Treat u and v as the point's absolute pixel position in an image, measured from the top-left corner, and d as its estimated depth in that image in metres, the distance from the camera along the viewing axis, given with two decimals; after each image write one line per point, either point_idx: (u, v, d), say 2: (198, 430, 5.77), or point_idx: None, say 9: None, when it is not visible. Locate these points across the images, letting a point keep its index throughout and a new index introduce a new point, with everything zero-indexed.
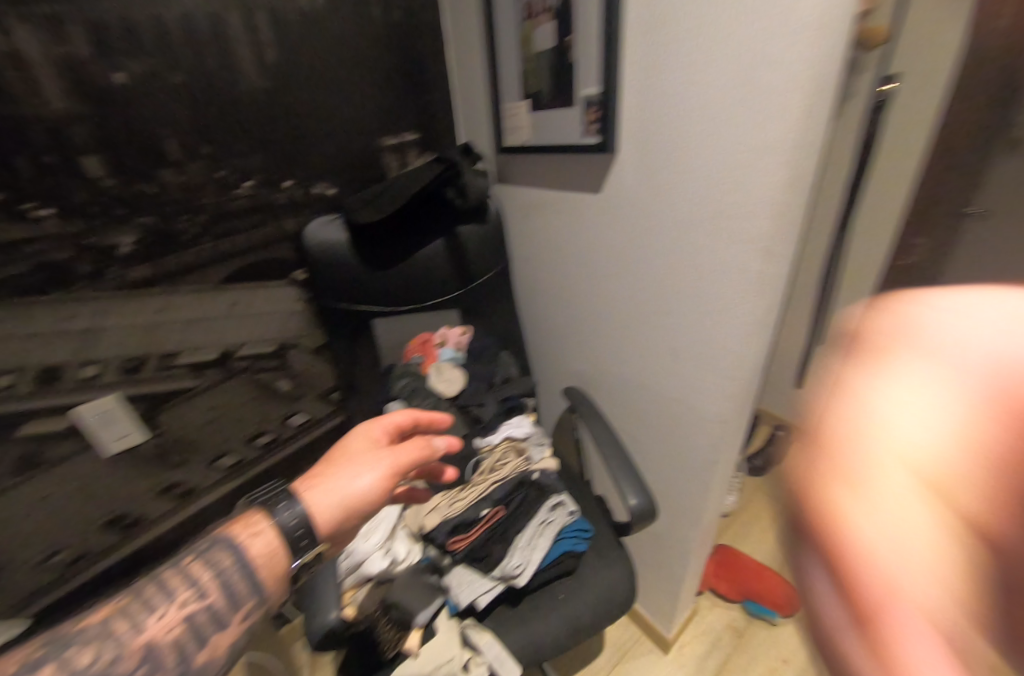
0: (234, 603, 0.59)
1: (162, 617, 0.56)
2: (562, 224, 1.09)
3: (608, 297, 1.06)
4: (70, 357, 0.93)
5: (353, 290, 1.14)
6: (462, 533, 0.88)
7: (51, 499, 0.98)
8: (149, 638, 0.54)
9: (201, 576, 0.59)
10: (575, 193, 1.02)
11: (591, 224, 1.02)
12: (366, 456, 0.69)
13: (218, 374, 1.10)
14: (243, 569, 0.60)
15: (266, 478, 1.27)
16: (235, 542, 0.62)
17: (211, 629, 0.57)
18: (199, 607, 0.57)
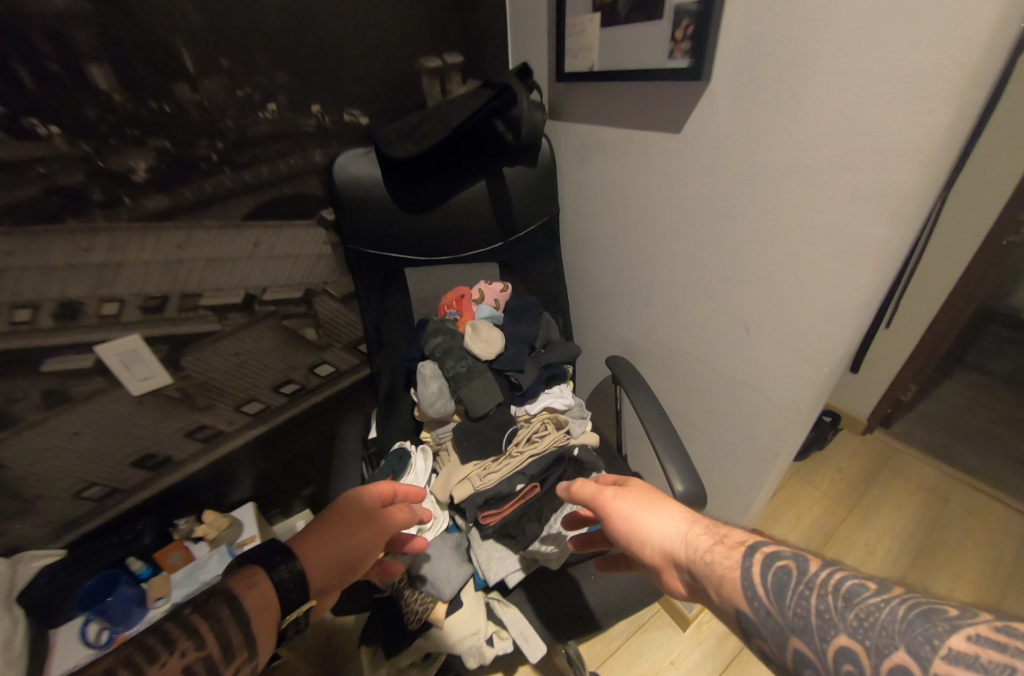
0: (229, 655, 0.56)
1: (162, 665, 0.53)
2: (628, 168, 0.94)
3: (672, 257, 0.93)
4: (89, 294, 0.88)
5: (386, 236, 1.05)
6: (494, 509, 0.83)
7: (82, 434, 0.97)
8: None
9: (201, 625, 0.57)
10: (647, 130, 0.86)
11: (664, 169, 0.87)
12: (358, 513, 0.71)
13: (241, 318, 1.04)
14: (240, 620, 0.58)
15: (292, 426, 1.25)
16: (234, 593, 0.61)
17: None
18: (197, 658, 0.55)
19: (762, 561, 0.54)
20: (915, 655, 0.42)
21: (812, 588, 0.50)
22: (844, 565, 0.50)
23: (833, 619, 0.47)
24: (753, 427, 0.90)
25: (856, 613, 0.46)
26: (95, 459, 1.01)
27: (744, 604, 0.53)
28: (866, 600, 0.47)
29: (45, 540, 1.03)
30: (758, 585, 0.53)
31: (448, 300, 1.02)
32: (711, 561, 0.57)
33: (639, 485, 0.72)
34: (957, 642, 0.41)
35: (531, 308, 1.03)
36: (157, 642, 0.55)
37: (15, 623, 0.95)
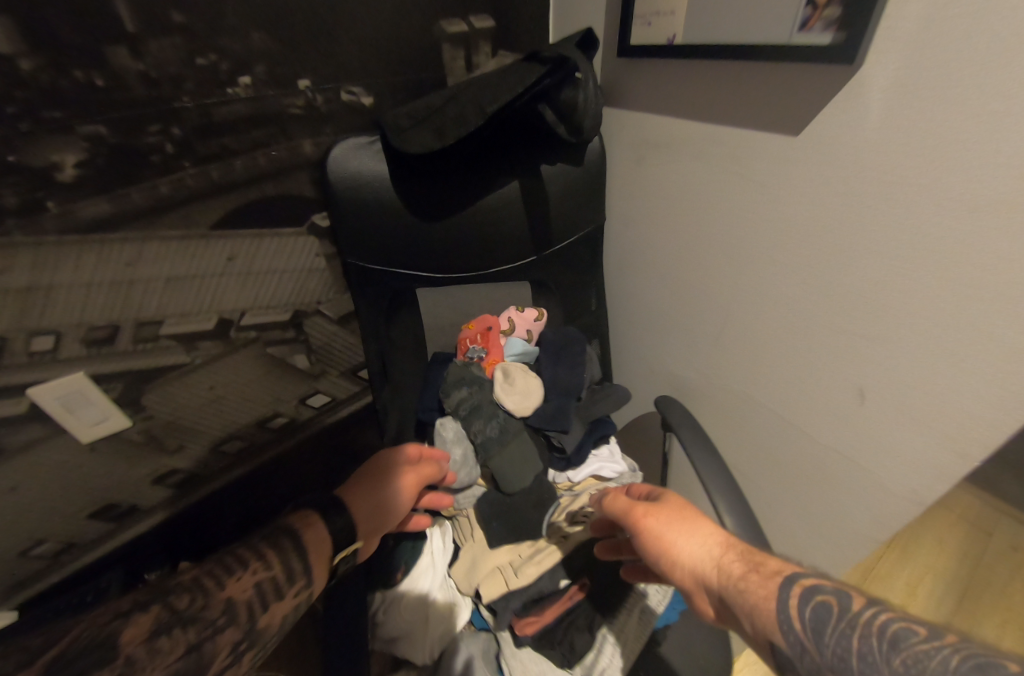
0: (290, 579, 0.56)
1: (239, 579, 0.54)
2: (715, 173, 0.74)
3: (759, 290, 0.75)
4: (13, 327, 0.67)
5: (394, 250, 0.85)
6: (534, 614, 0.67)
7: (22, 491, 0.77)
8: (223, 604, 0.51)
9: (266, 552, 0.57)
10: (753, 131, 0.66)
11: (771, 184, 0.67)
12: (391, 468, 0.71)
13: (216, 347, 0.84)
14: (300, 553, 0.59)
15: (281, 462, 1.07)
16: (293, 527, 0.61)
17: (270, 604, 0.53)
18: (265, 576, 0.55)
19: (800, 595, 0.43)
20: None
21: (853, 627, 0.39)
22: (893, 609, 0.39)
23: (877, 664, 0.36)
24: (849, 506, 0.73)
25: (904, 661, 0.35)
26: (43, 517, 0.82)
27: (780, 640, 0.43)
28: (912, 646, 0.36)
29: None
30: (795, 620, 0.42)
31: (470, 331, 0.83)
32: (749, 590, 0.47)
33: (672, 498, 0.62)
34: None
35: (576, 343, 0.84)
36: (223, 566, 0.55)
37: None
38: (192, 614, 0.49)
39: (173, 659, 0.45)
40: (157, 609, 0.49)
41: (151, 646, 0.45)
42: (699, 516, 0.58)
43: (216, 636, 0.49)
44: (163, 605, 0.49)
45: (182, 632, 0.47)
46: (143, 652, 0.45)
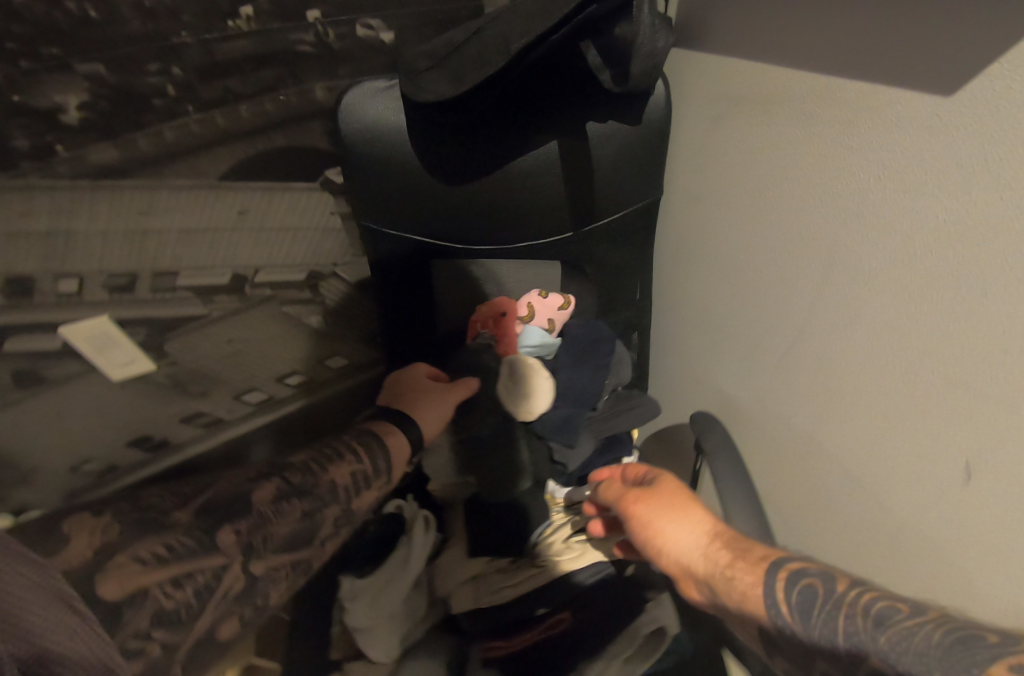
0: (376, 475, 0.62)
1: (340, 468, 0.60)
2: (825, 142, 0.56)
3: (854, 303, 0.58)
4: (40, 268, 0.69)
5: (411, 216, 0.76)
6: (504, 637, 0.62)
7: (69, 416, 0.84)
8: (328, 485, 0.58)
9: (360, 447, 0.63)
10: (893, 90, 0.47)
11: (908, 168, 0.48)
12: (436, 385, 0.71)
13: (232, 302, 0.84)
14: (386, 456, 0.63)
15: (302, 418, 1.09)
16: (379, 430, 0.65)
17: (361, 494, 0.60)
18: (358, 470, 0.61)
19: (786, 582, 0.43)
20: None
21: (838, 606, 0.39)
22: (880, 591, 0.40)
23: (865, 643, 0.36)
24: (918, 590, 0.57)
25: (889, 636, 0.35)
26: (89, 440, 0.89)
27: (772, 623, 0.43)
28: (894, 626, 0.35)
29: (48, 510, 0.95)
30: (783, 604, 0.42)
31: (485, 311, 0.74)
32: (735, 574, 0.47)
33: (664, 478, 0.60)
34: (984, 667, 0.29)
35: (609, 342, 0.75)
36: (325, 453, 0.62)
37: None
38: (304, 489, 0.57)
39: (290, 522, 0.55)
40: (275, 483, 0.56)
41: (274, 510, 0.54)
42: (691, 497, 0.57)
43: (320, 512, 0.57)
44: (282, 479, 0.57)
45: (297, 504, 0.56)
46: (268, 514, 0.54)
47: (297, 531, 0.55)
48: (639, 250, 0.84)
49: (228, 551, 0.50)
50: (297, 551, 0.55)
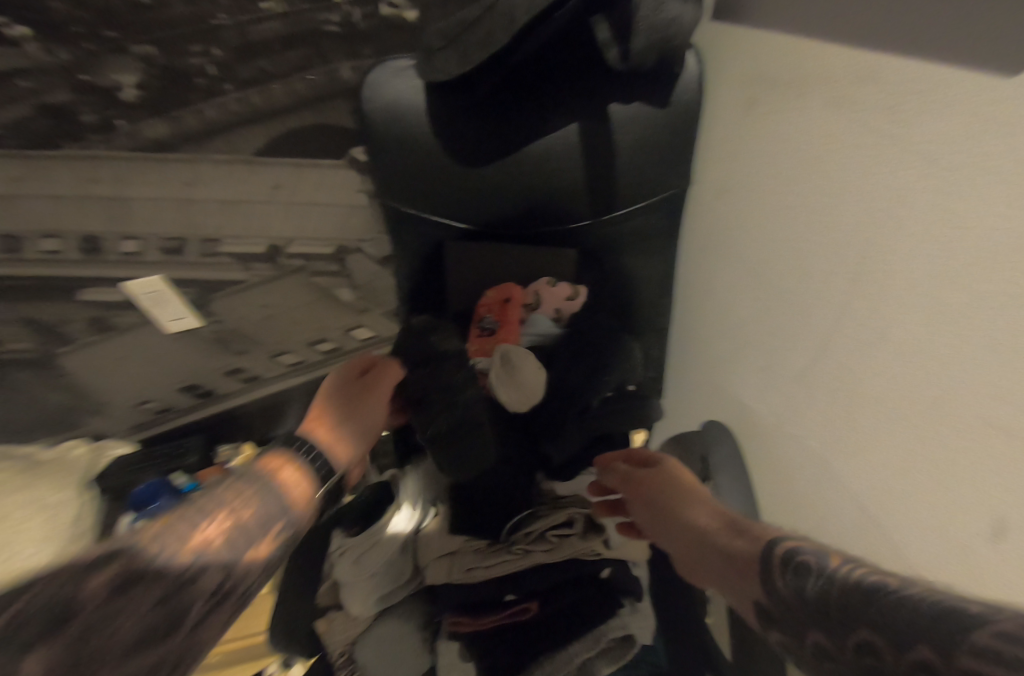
0: (264, 531, 0.50)
1: (206, 525, 0.47)
2: (865, 127, 0.49)
3: (883, 314, 0.50)
4: (108, 230, 0.79)
5: (427, 197, 0.76)
6: (469, 615, 0.63)
7: (133, 358, 1.00)
8: (194, 558, 0.44)
9: (235, 503, 0.51)
10: (932, 62, 0.41)
11: (938, 161, 0.42)
12: (354, 384, 0.75)
13: (267, 270, 0.90)
14: (268, 509, 0.52)
15: (331, 382, 1.16)
16: (252, 483, 0.55)
17: (244, 559, 0.47)
18: (234, 522, 0.49)
19: (782, 559, 0.43)
20: (940, 655, 0.27)
21: (830, 577, 0.37)
22: (877, 568, 0.37)
23: (853, 617, 0.34)
24: None
25: (873, 606, 0.33)
26: (148, 381, 1.06)
27: (770, 600, 0.42)
28: (886, 592, 0.33)
29: (121, 435, 1.19)
30: (780, 580, 0.42)
31: (491, 297, 0.76)
32: (737, 558, 0.48)
33: (680, 481, 0.64)
34: (975, 637, 0.26)
35: (616, 339, 0.76)
36: (192, 511, 0.48)
37: (88, 503, 1.11)
38: (156, 572, 0.41)
39: (140, 615, 0.38)
40: (113, 568, 0.40)
41: (109, 606, 0.37)
42: (703, 500, 0.61)
43: (186, 600, 0.41)
44: (123, 561, 0.40)
45: (149, 592, 0.40)
46: (103, 611, 0.37)
47: (158, 622, 0.39)
48: (656, 245, 0.81)
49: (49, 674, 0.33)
50: (156, 652, 0.38)
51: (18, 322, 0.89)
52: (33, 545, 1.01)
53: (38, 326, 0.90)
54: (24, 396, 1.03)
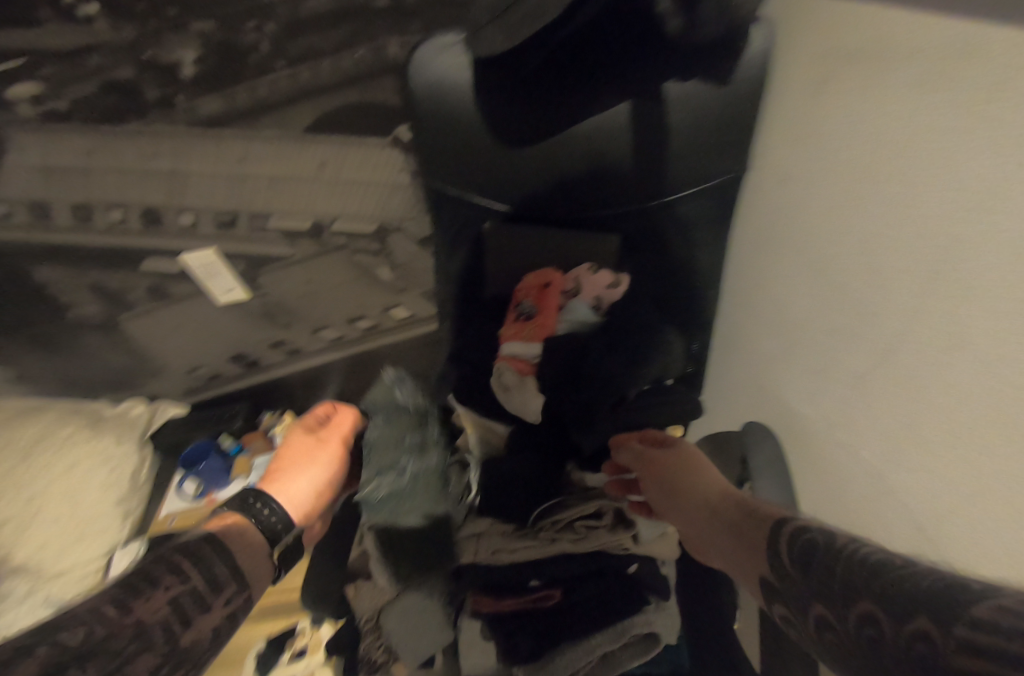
0: (216, 588, 0.54)
1: (151, 598, 0.49)
2: (954, 111, 0.44)
3: (958, 320, 0.46)
4: (167, 202, 0.83)
5: (468, 178, 0.75)
6: (490, 595, 0.65)
7: (187, 327, 1.06)
8: (135, 628, 0.46)
9: (184, 565, 0.54)
10: (1005, 31, 0.38)
11: (1001, 153, 0.40)
12: (309, 441, 0.83)
13: (311, 246, 0.92)
14: (218, 567, 0.56)
15: (367, 358, 1.19)
16: (205, 542, 0.59)
17: (194, 619, 0.50)
18: (183, 588, 0.52)
19: (789, 536, 0.45)
20: (937, 625, 0.30)
21: (836, 553, 0.40)
22: (880, 548, 0.39)
23: (858, 589, 0.36)
24: None
25: (883, 587, 0.34)
26: (199, 349, 1.12)
27: (776, 576, 0.44)
28: (899, 572, 0.35)
29: (175, 397, 1.28)
30: (785, 556, 0.44)
31: (531, 282, 0.74)
32: (745, 533, 0.50)
33: (678, 450, 0.66)
34: (976, 609, 0.29)
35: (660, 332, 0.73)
36: (141, 581, 0.51)
37: (145, 457, 1.20)
38: (101, 646, 0.44)
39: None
40: (47, 649, 0.42)
41: None
42: (703, 471, 0.63)
43: (131, 660, 0.44)
44: (65, 641, 0.43)
45: (94, 665, 0.42)
46: None
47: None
48: (705, 234, 0.76)
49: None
50: None
51: (86, 287, 0.95)
52: (98, 491, 1.11)
53: (103, 292, 0.96)
54: (91, 356, 1.11)
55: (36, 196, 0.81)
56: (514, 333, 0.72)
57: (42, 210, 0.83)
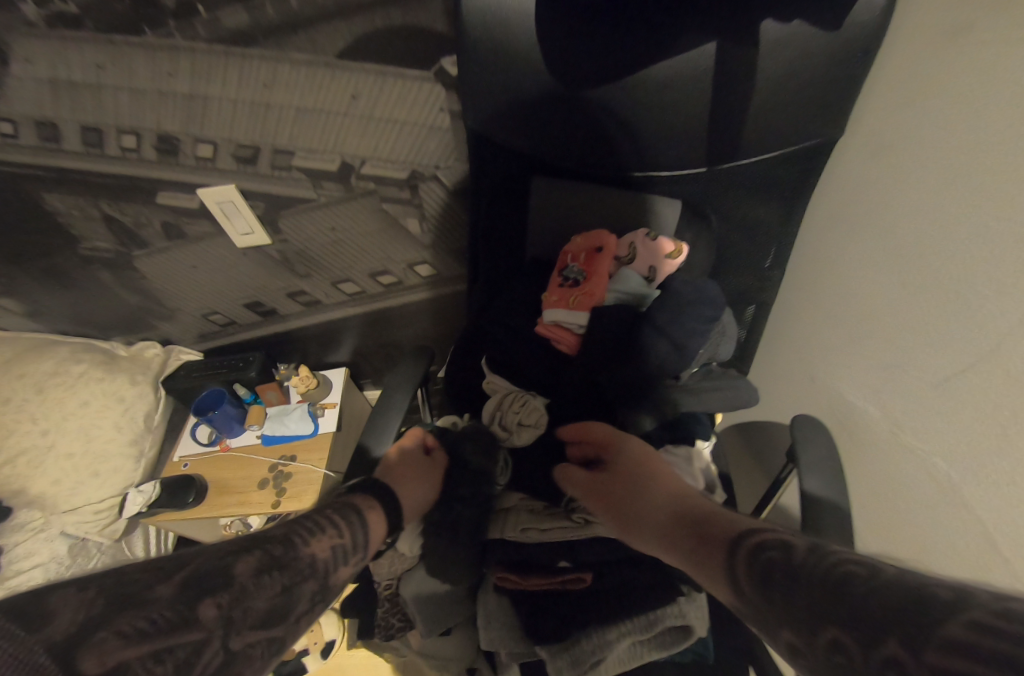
0: (357, 548, 0.53)
1: (321, 540, 0.50)
2: None
3: None
4: (184, 130, 0.76)
5: (516, 123, 0.67)
6: (516, 573, 0.60)
7: (201, 269, 1.01)
8: (308, 559, 0.48)
9: (338, 519, 0.54)
10: None
11: None
12: (423, 458, 0.69)
13: (337, 189, 0.85)
14: (366, 528, 0.55)
15: (387, 315, 1.14)
16: (353, 503, 0.57)
17: (341, 570, 0.50)
18: (339, 538, 0.52)
19: (751, 552, 0.41)
20: (909, 650, 0.28)
21: (800, 563, 0.38)
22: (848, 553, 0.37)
23: (829, 612, 0.33)
24: None
25: (850, 609, 0.32)
26: (215, 294, 1.08)
27: (743, 594, 0.40)
28: (865, 584, 0.33)
29: (189, 341, 1.24)
30: (742, 573, 0.40)
31: (577, 244, 0.68)
32: (702, 534, 0.46)
33: (636, 447, 0.59)
34: (949, 628, 0.28)
35: (709, 306, 0.63)
36: (308, 523, 0.52)
37: (159, 400, 1.19)
38: (286, 563, 0.46)
39: (271, 595, 0.44)
40: (256, 554, 0.46)
41: (255, 581, 0.44)
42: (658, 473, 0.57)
43: (298, 586, 0.46)
44: (262, 551, 0.46)
45: (276, 578, 0.45)
46: (247, 587, 0.43)
47: (279, 604, 0.44)
48: (774, 204, 0.70)
49: (209, 626, 0.40)
50: (271, 632, 0.42)
51: (97, 220, 0.89)
52: (111, 430, 1.10)
53: (115, 227, 0.91)
54: (103, 293, 1.06)
55: (44, 114, 0.74)
56: (557, 299, 0.66)
57: (49, 131, 0.76)
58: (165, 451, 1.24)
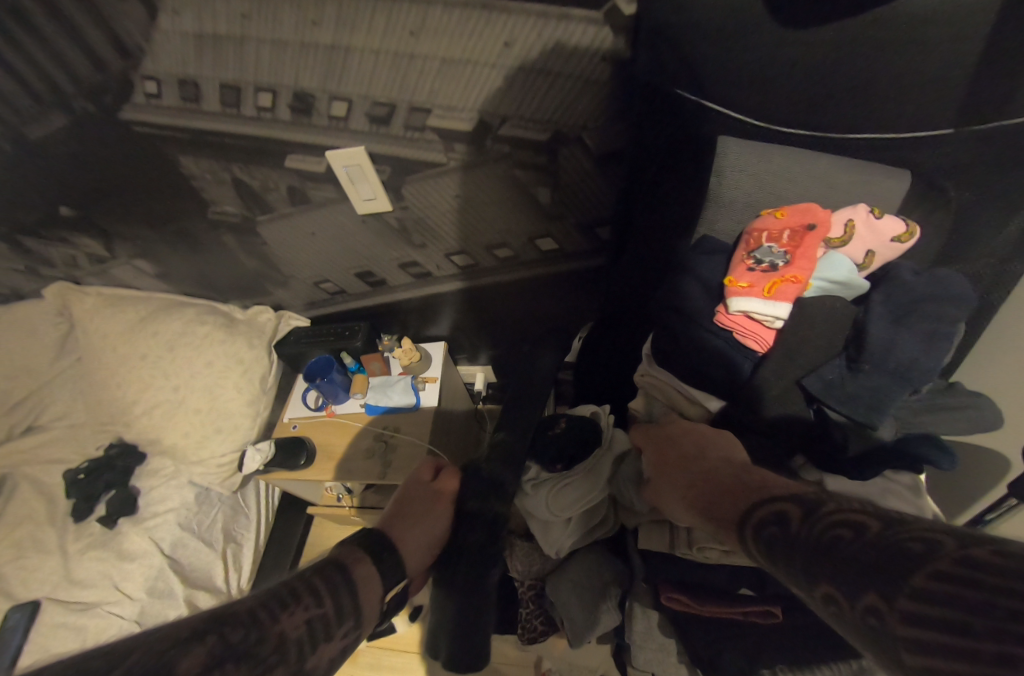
0: (341, 617, 0.48)
1: (292, 612, 0.46)
2: None
3: None
4: (320, 86, 0.71)
5: (702, 75, 0.56)
6: (689, 595, 0.55)
7: (319, 237, 0.99)
8: (276, 640, 0.43)
9: (320, 583, 0.50)
10: None
11: None
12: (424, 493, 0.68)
13: (468, 153, 0.78)
14: (354, 592, 0.51)
15: (497, 291, 1.08)
16: (345, 560, 0.54)
17: (320, 647, 0.45)
18: (315, 608, 0.47)
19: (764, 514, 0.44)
20: (883, 598, 0.32)
21: (799, 528, 0.40)
22: (844, 506, 0.39)
23: (814, 566, 0.37)
24: None
25: (833, 564, 0.36)
26: (327, 262, 1.06)
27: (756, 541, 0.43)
28: (850, 536, 0.37)
29: (298, 307, 1.25)
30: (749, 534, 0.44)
31: (776, 222, 0.57)
32: (717, 510, 0.49)
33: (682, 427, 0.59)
34: (915, 579, 0.31)
35: (947, 320, 0.52)
36: (282, 594, 0.47)
37: (271, 363, 1.21)
38: (246, 648, 0.41)
39: None
40: (210, 642, 0.40)
41: None
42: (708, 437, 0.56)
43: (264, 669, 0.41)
44: (218, 635, 0.41)
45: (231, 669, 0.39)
46: None
47: None
48: None
49: None
50: None
51: (225, 183, 0.88)
52: (230, 390, 1.14)
53: (243, 190, 0.89)
54: (225, 257, 1.07)
55: (186, 71, 0.72)
56: (747, 285, 0.55)
57: (189, 89, 0.74)
58: (275, 412, 1.27)
